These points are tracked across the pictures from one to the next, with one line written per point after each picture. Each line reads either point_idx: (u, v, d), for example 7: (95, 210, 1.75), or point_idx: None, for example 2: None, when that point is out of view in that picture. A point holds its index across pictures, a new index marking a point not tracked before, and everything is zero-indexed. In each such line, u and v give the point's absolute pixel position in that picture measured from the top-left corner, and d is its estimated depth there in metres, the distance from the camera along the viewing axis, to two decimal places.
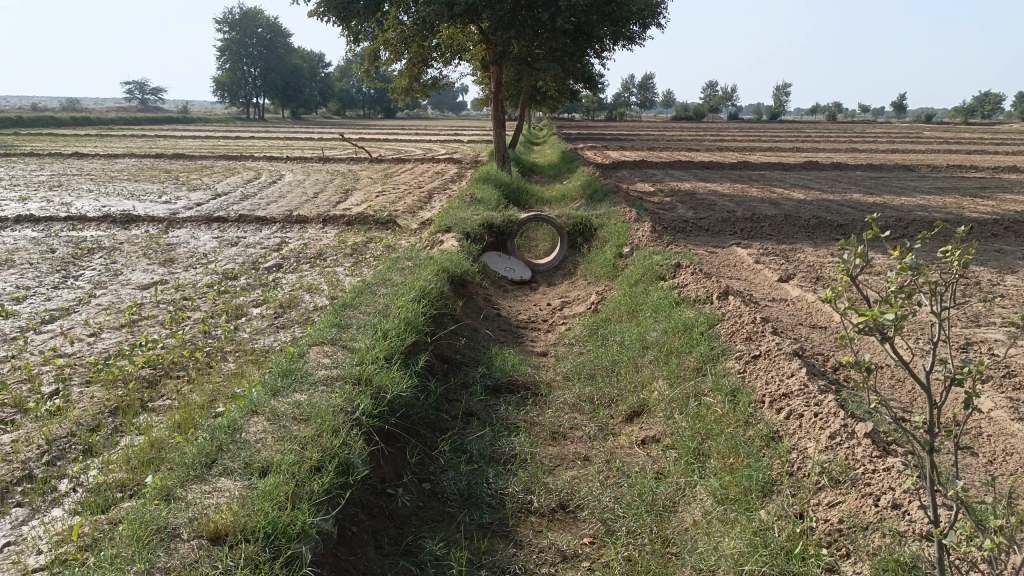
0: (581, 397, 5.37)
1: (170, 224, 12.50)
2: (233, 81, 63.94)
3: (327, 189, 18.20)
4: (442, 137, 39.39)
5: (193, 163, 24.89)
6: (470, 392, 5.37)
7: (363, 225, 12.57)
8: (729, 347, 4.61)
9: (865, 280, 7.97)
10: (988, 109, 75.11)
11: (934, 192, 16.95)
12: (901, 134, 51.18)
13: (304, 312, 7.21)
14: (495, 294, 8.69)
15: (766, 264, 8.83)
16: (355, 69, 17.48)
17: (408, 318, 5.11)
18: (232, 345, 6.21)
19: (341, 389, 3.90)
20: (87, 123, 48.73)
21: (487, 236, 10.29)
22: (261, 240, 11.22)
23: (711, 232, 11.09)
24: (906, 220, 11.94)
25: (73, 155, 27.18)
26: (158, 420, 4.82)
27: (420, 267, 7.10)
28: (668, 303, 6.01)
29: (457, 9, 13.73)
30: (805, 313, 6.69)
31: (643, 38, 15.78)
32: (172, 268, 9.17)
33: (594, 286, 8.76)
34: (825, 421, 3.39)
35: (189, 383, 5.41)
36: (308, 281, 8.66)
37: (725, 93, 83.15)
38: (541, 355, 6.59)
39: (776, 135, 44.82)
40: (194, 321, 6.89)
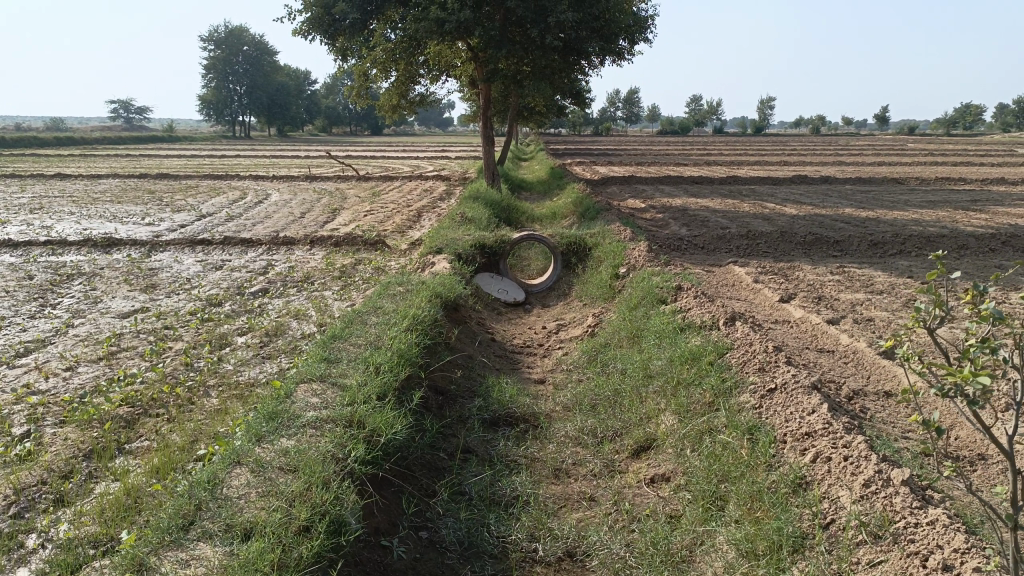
0: (583, 430, 5.11)
1: (153, 247, 12.20)
2: (218, 99, 63.71)
3: (314, 208, 17.94)
4: (430, 153, 39.25)
5: (178, 183, 24.56)
6: (467, 427, 5.11)
7: (351, 246, 12.31)
8: (741, 378, 4.38)
9: (869, 300, 7.77)
10: (970, 120, 75.94)
11: (926, 206, 16.88)
12: (887, 145, 51.43)
13: (292, 340, 6.94)
14: (489, 318, 8.44)
15: (766, 284, 8.62)
16: (341, 87, 17.26)
17: (402, 350, 4.85)
18: (215, 378, 5.92)
19: (331, 433, 3.62)
20: (71, 142, 48.33)
21: (479, 256, 10.05)
22: (246, 263, 10.93)
23: (706, 250, 10.89)
24: (903, 235, 11.79)
25: (55, 176, 26.80)
26: (135, 464, 4.53)
27: (412, 292, 6.85)
28: (672, 329, 5.77)
29: (445, 27, 13.57)
30: (810, 336, 6.48)
31: (632, 54, 15.67)
32: (154, 294, 8.87)
33: (590, 308, 8.52)
34: (857, 467, 3.16)
35: (169, 422, 5.12)
36: (295, 306, 8.39)
37: (710, 107, 83.65)
38: (539, 383, 6.33)
39: (763, 148, 45.05)
40: (176, 352, 6.60)
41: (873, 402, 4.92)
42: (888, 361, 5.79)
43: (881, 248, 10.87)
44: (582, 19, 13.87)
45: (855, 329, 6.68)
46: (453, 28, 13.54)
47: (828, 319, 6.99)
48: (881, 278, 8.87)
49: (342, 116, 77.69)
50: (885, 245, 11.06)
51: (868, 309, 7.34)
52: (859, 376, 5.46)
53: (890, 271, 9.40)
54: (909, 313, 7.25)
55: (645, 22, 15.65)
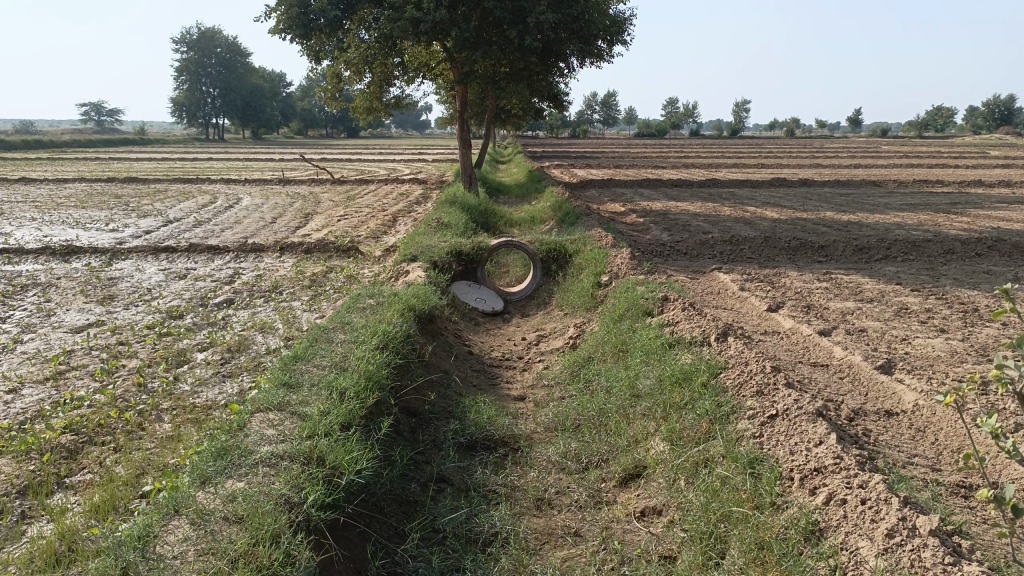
0: (566, 455, 4.74)
1: (115, 255, 11.69)
2: (191, 101, 62.83)
3: (286, 213, 17.46)
4: (407, 156, 38.84)
5: (146, 188, 23.91)
6: (441, 453, 4.73)
7: (323, 253, 11.88)
8: (737, 401, 4.06)
9: (860, 309, 7.50)
10: (942, 123, 77.02)
11: (907, 209, 16.75)
12: (861, 146, 51.91)
13: (255, 357, 6.52)
14: (466, 329, 8.06)
15: (753, 291, 8.33)
16: (315, 89, 16.79)
17: (371, 371, 4.47)
18: (169, 401, 5.49)
19: (286, 473, 3.24)
20: (40, 145, 47.43)
21: (456, 264, 9.66)
22: (212, 271, 10.47)
23: (689, 256, 10.60)
24: (887, 239, 11.60)
25: (20, 180, 26.07)
26: (74, 501, 4.10)
27: (384, 304, 6.45)
28: (660, 345, 5.41)
29: (421, 27, 13.17)
30: (802, 349, 6.18)
31: (611, 55, 15.37)
32: (112, 307, 8.39)
33: (572, 319, 8.18)
34: (878, 514, 2.86)
35: (115, 452, 4.69)
36: (261, 319, 7.96)
37: (687, 110, 84.04)
38: (519, 401, 5.97)
39: (740, 150, 45.19)
40: (129, 371, 6.15)
41: (874, 423, 4.64)
42: (886, 377, 5.51)
43: (866, 254, 10.65)
44: (562, 19, 13.55)
45: (849, 341, 6.40)
46: (429, 28, 13.16)
47: (820, 330, 6.70)
48: (870, 285, 8.62)
49: (318, 119, 77.01)
50: (871, 250, 10.82)
51: (860, 319, 7.06)
52: (856, 395, 5.18)
53: (878, 277, 9.16)
54: (902, 323, 6.98)
55: (625, 24, 15.39)
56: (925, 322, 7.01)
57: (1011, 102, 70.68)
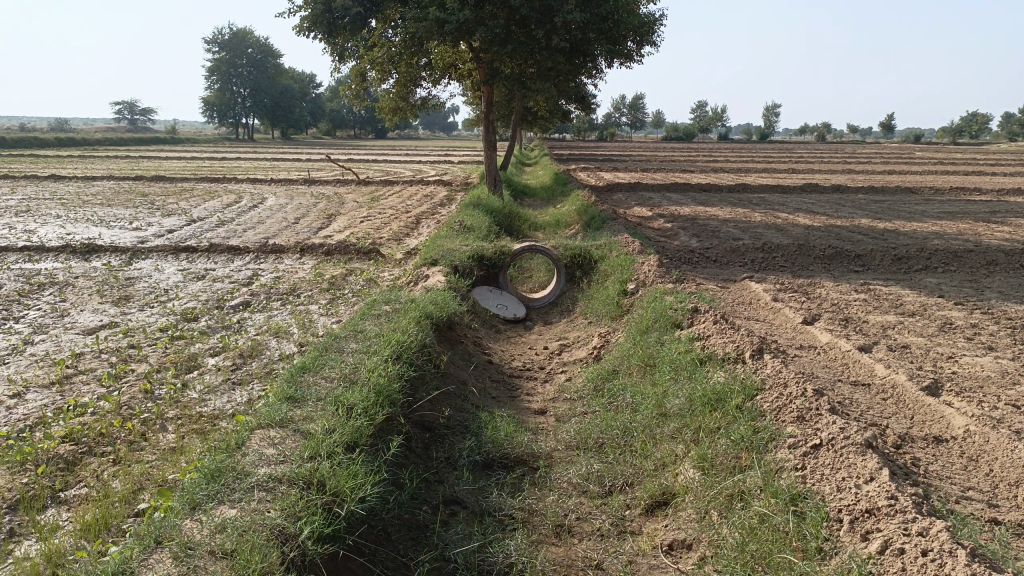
0: (587, 477, 4.44)
1: (135, 254, 11.58)
2: (222, 102, 63.32)
3: (309, 213, 17.34)
4: (433, 157, 38.72)
5: (173, 186, 23.96)
6: (454, 473, 4.45)
7: (343, 255, 11.67)
8: (775, 426, 3.74)
9: (902, 323, 7.11)
10: (977, 129, 75.57)
11: (945, 217, 16.21)
12: (893, 153, 50.97)
13: (267, 363, 6.29)
14: (486, 336, 7.78)
15: (786, 302, 7.95)
16: (339, 89, 16.62)
17: (381, 384, 4.20)
18: (174, 410, 5.28)
19: (283, 499, 3.00)
20: (71, 142, 47.98)
21: (477, 269, 9.39)
22: (230, 272, 10.30)
23: (719, 263, 10.23)
24: (927, 249, 11.13)
25: (50, 177, 26.27)
26: (65, 518, 3.88)
27: (400, 311, 6.18)
28: (689, 361, 5.08)
29: (447, 26, 12.93)
30: (841, 366, 5.81)
31: (640, 56, 15.02)
32: (126, 308, 8.23)
33: (596, 328, 7.87)
34: (942, 568, 2.54)
35: (114, 465, 4.48)
36: (276, 322, 7.75)
37: (715, 113, 83.17)
38: (538, 415, 5.69)
39: (769, 155, 44.52)
40: (136, 377, 5.95)
41: (922, 451, 4.29)
42: (933, 399, 5.14)
43: (905, 264, 10.21)
44: (590, 19, 13.21)
45: (892, 358, 6.02)
46: (454, 28, 12.90)
47: (860, 346, 6.32)
48: (911, 298, 8.21)
49: (346, 119, 77.35)
50: (910, 260, 10.38)
51: (902, 334, 6.68)
52: (900, 419, 4.83)
53: (919, 289, 8.74)
54: (947, 339, 6.59)
55: (655, 24, 15.02)
56: (972, 339, 6.60)
57: None
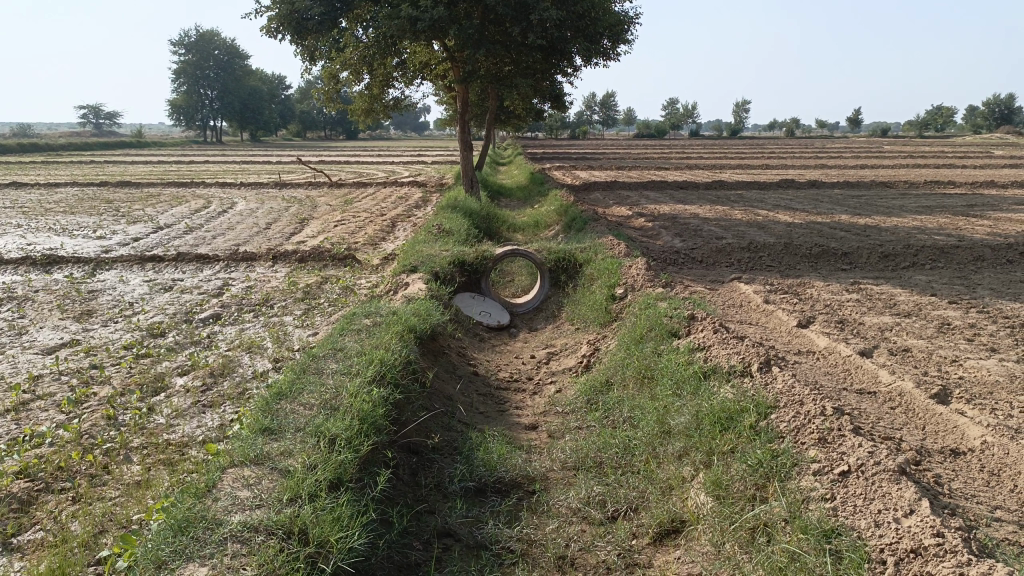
0: (588, 502, 4.15)
1: (99, 265, 11.09)
2: (190, 104, 62.17)
3: (281, 218, 16.87)
4: (406, 158, 38.28)
5: (138, 192, 23.28)
6: (446, 503, 4.13)
7: (317, 261, 11.29)
8: (795, 449, 3.51)
9: (899, 325, 6.91)
10: (942, 122, 76.72)
11: (923, 211, 16.19)
12: (861, 147, 51.44)
13: (240, 382, 5.92)
14: (470, 346, 7.46)
15: (779, 304, 7.72)
16: (311, 91, 16.18)
17: (365, 411, 3.87)
18: (140, 438, 4.91)
19: (262, 554, 2.67)
20: (34, 148, 46.77)
21: (458, 275, 9.06)
22: (200, 283, 9.87)
23: (705, 264, 10.00)
24: (913, 245, 11.01)
25: (10, 184, 25.43)
26: (17, 568, 3.50)
27: (381, 324, 5.83)
28: (692, 374, 4.80)
29: (420, 25, 12.55)
30: (844, 372, 5.58)
31: (617, 53, 14.76)
32: (88, 324, 7.79)
33: (585, 335, 7.59)
34: None
35: (74, 503, 4.10)
36: (249, 336, 7.37)
37: (686, 110, 83.48)
38: (530, 431, 5.38)
39: (742, 151, 44.63)
40: (99, 401, 5.55)
41: (943, 467, 4.05)
42: (943, 407, 4.92)
43: (892, 261, 10.06)
44: (567, 16, 12.92)
45: (896, 364, 5.79)
46: (428, 26, 12.54)
47: (860, 350, 6.09)
48: (904, 297, 8.04)
49: (316, 121, 76.55)
50: (897, 257, 10.24)
51: (902, 337, 6.47)
52: (912, 430, 4.59)
53: (910, 287, 8.57)
54: (948, 342, 6.39)
55: (630, 22, 14.78)
56: (972, 340, 6.41)
57: (1011, 101, 70.23)
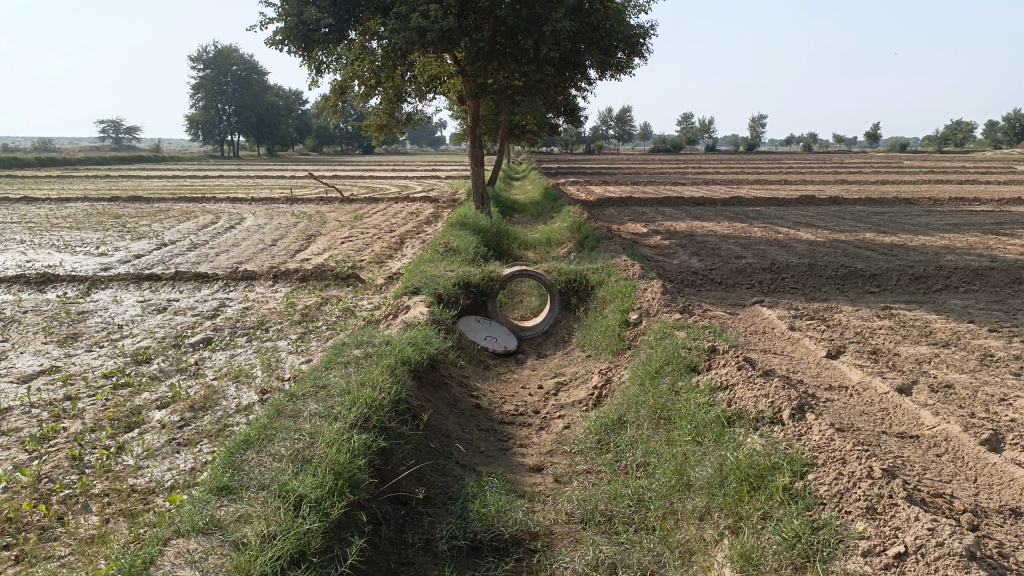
0: (596, 566, 3.62)
1: (94, 284, 10.72)
2: (207, 119, 62.60)
3: (288, 234, 16.52)
4: (421, 173, 38.06)
5: (148, 207, 23.03)
6: (434, 565, 3.65)
7: (320, 280, 10.87)
8: (839, 521, 3.06)
9: (937, 356, 6.36)
10: (961, 137, 75.82)
11: (951, 229, 15.59)
12: (879, 162, 50.70)
13: (221, 417, 5.46)
14: (474, 375, 6.97)
15: (805, 332, 7.20)
16: (320, 105, 15.78)
17: (340, 464, 3.42)
18: (102, 483, 4.46)
19: None
20: (53, 163, 46.90)
21: (464, 297, 8.58)
22: (195, 303, 9.47)
23: (724, 285, 9.50)
24: (945, 266, 10.44)
25: (22, 199, 25.26)
26: None
27: (372, 357, 5.35)
28: (715, 418, 4.29)
29: (429, 37, 12.15)
30: (881, 413, 5.05)
31: (631, 67, 14.28)
32: (72, 349, 7.37)
33: (596, 363, 7.10)
34: None
35: (15, 564, 3.65)
36: (239, 363, 6.93)
37: (702, 125, 82.96)
38: (534, 474, 4.88)
39: (760, 166, 44.12)
40: (65, 438, 5.12)
41: (1006, 526, 3.53)
42: (997, 456, 4.39)
43: (923, 283, 9.50)
44: (581, 28, 12.45)
45: (939, 404, 5.25)
46: (437, 38, 12.14)
47: (898, 387, 5.55)
48: (939, 324, 7.50)
49: (332, 135, 76.76)
50: (928, 279, 9.67)
51: (942, 372, 5.93)
52: (963, 483, 4.06)
53: (946, 313, 8.01)
54: (993, 376, 5.84)
55: (645, 35, 14.31)
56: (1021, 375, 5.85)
57: None
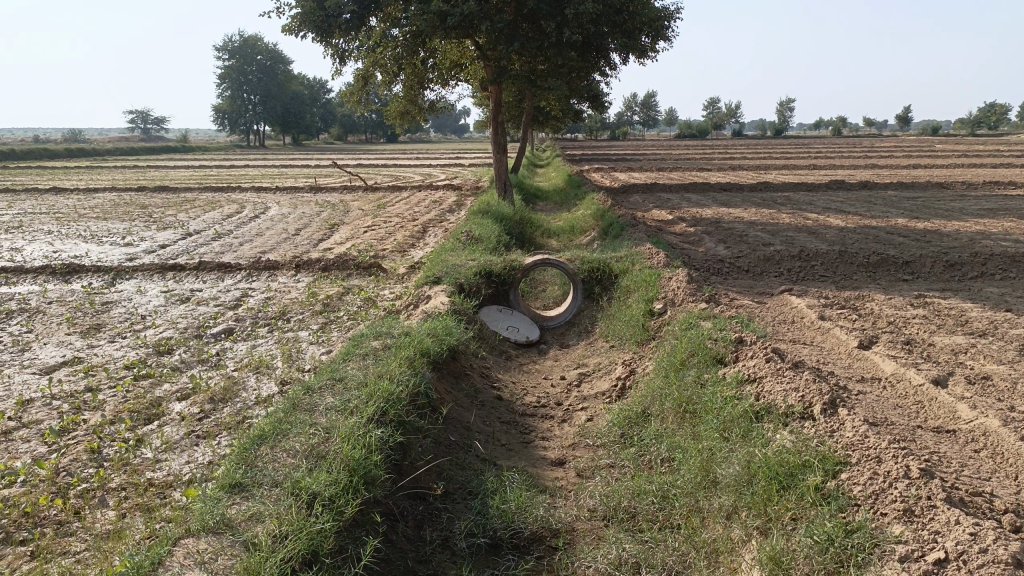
0: (618, 565, 3.51)
1: (119, 275, 10.76)
2: (233, 109, 63.00)
3: (312, 224, 16.51)
4: (445, 161, 38.03)
5: (174, 197, 23.19)
6: (452, 563, 3.56)
7: (341, 270, 10.83)
8: (873, 524, 2.93)
9: (974, 347, 6.14)
10: (996, 119, 74.12)
11: (986, 214, 15.19)
12: (910, 146, 49.70)
13: (240, 409, 5.42)
14: (495, 366, 6.87)
15: (835, 321, 7.00)
16: (343, 94, 15.71)
17: (356, 460, 3.34)
18: (120, 477, 4.43)
19: None
20: (84, 155, 47.49)
21: (485, 286, 8.48)
22: (218, 293, 9.47)
23: (752, 273, 9.30)
24: (980, 252, 10.14)
25: (52, 190, 25.57)
26: None
27: (391, 349, 5.27)
28: (742, 413, 4.16)
29: (450, 22, 12.01)
30: (916, 407, 4.87)
31: (656, 51, 14.03)
32: (95, 339, 7.39)
33: (620, 353, 6.96)
34: None
35: (31, 560, 3.62)
36: (259, 354, 6.89)
37: (728, 110, 81.88)
38: (556, 468, 4.77)
39: (788, 151, 43.48)
40: (85, 430, 5.11)
41: None
42: None
43: (958, 270, 9.22)
44: (604, 11, 12.25)
45: (977, 397, 5.05)
46: (458, 23, 12.00)
47: (933, 379, 5.35)
48: (975, 312, 7.26)
49: (356, 124, 76.94)
50: (963, 266, 9.39)
51: (979, 363, 5.72)
52: (1003, 480, 3.88)
53: (982, 301, 7.76)
54: None
55: (670, 18, 14.04)
56: None
57: None
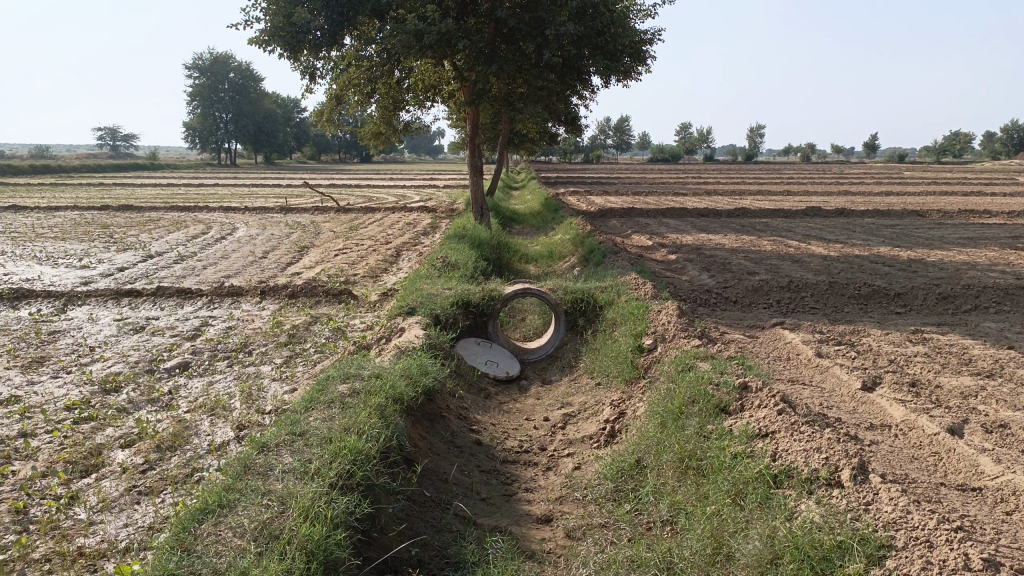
0: None
1: (71, 301, 10.11)
2: (204, 127, 62.28)
3: (280, 246, 15.96)
4: (419, 182, 37.64)
5: (138, 216, 22.46)
6: None
7: (309, 296, 10.29)
8: None
9: (984, 390, 5.76)
10: (960, 148, 75.75)
11: (967, 244, 15.06)
12: (878, 173, 50.34)
13: (190, 459, 4.86)
14: (474, 405, 6.36)
15: (834, 359, 6.61)
16: (315, 114, 15.22)
17: (314, 542, 3.00)
18: (44, 546, 3.85)
19: None
20: (48, 171, 46.39)
21: (463, 318, 7.99)
22: (176, 322, 8.87)
23: (740, 305, 8.93)
24: (972, 284, 9.86)
25: (12, 207, 24.69)
26: None
27: (360, 394, 4.75)
28: (758, 475, 3.77)
29: (426, 42, 11.60)
30: (935, 459, 4.49)
31: (637, 73, 13.74)
32: (36, 374, 6.77)
33: (606, 393, 6.50)
34: None
35: None
36: (216, 391, 6.33)
37: (700, 134, 82.67)
38: (542, 527, 4.27)
39: (760, 178, 43.73)
40: (12, 486, 4.52)
41: None
42: None
43: (951, 303, 8.92)
44: (585, 32, 11.90)
45: (1000, 449, 4.65)
46: (434, 41, 11.60)
47: (949, 428, 4.95)
48: (978, 350, 6.93)
49: (330, 144, 76.33)
50: (956, 299, 9.10)
51: (994, 408, 5.35)
52: None
53: (981, 337, 7.43)
54: None
55: (651, 41, 13.78)
56: None
57: None
